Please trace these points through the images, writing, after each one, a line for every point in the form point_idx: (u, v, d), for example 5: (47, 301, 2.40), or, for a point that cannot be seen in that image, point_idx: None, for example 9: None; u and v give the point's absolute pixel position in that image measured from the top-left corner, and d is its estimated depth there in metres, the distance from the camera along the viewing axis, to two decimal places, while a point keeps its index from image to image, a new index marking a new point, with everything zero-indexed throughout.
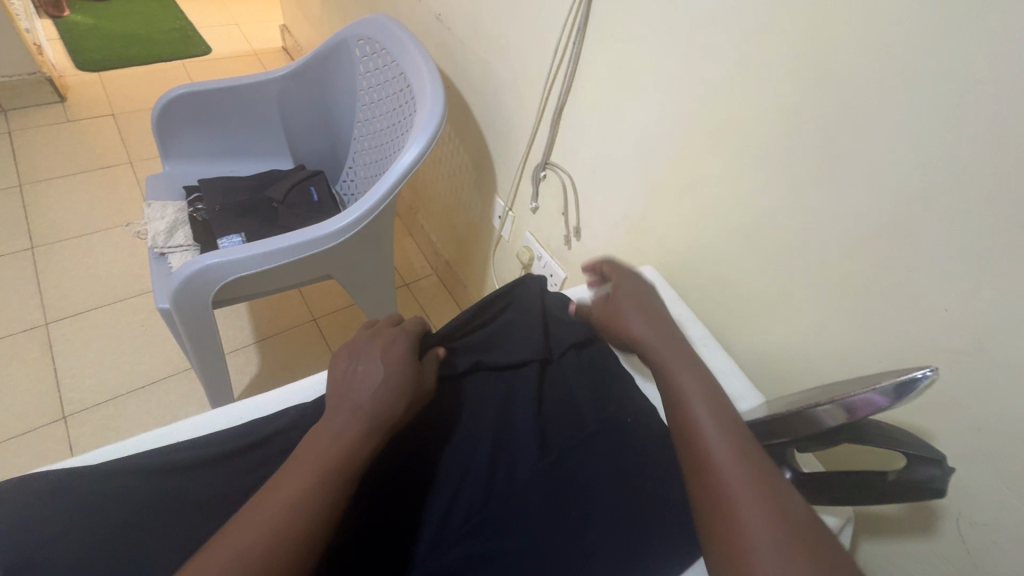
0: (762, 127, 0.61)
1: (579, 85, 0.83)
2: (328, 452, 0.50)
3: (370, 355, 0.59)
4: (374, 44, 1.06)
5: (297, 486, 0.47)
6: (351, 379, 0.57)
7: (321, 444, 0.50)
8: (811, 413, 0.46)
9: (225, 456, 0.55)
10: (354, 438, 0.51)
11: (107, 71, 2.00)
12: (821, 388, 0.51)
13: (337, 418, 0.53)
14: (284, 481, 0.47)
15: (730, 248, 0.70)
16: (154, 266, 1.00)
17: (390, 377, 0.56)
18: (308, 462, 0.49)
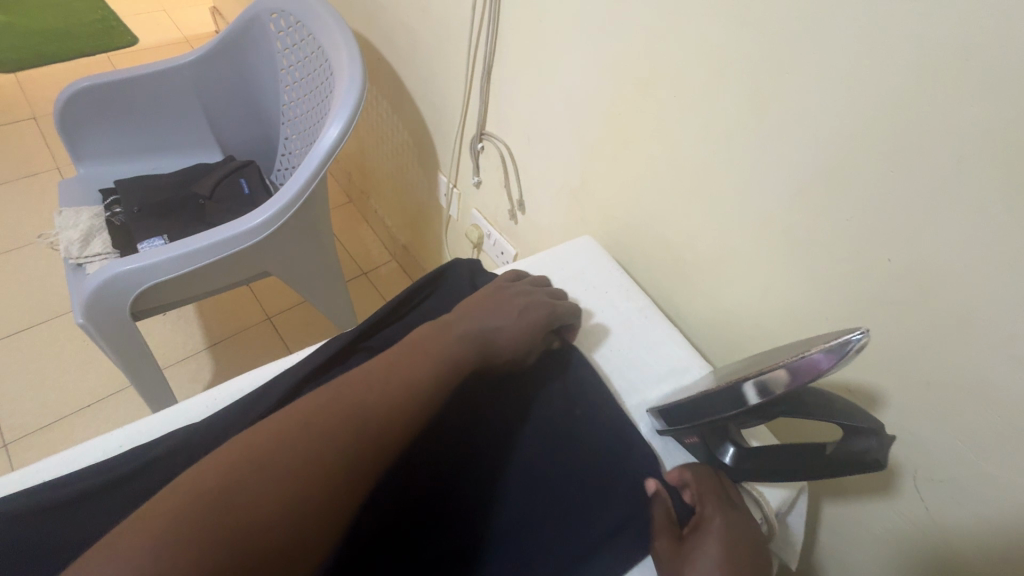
0: (691, 73, 0.55)
1: (503, 45, 0.76)
2: (441, 369, 0.51)
3: (516, 298, 0.60)
4: (289, 17, 0.98)
5: (405, 381, 0.49)
6: (483, 312, 0.58)
7: (433, 356, 0.52)
8: (751, 383, 0.42)
9: (96, 495, 0.47)
10: (465, 355, 0.53)
11: (24, 70, 1.86)
12: (760, 356, 0.48)
13: (455, 340, 0.54)
14: (389, 377, 0.48)
15: (672, 211, 0.65)
16: (72, 278, 0.92)
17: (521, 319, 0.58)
18: (423, 360, 0.51)
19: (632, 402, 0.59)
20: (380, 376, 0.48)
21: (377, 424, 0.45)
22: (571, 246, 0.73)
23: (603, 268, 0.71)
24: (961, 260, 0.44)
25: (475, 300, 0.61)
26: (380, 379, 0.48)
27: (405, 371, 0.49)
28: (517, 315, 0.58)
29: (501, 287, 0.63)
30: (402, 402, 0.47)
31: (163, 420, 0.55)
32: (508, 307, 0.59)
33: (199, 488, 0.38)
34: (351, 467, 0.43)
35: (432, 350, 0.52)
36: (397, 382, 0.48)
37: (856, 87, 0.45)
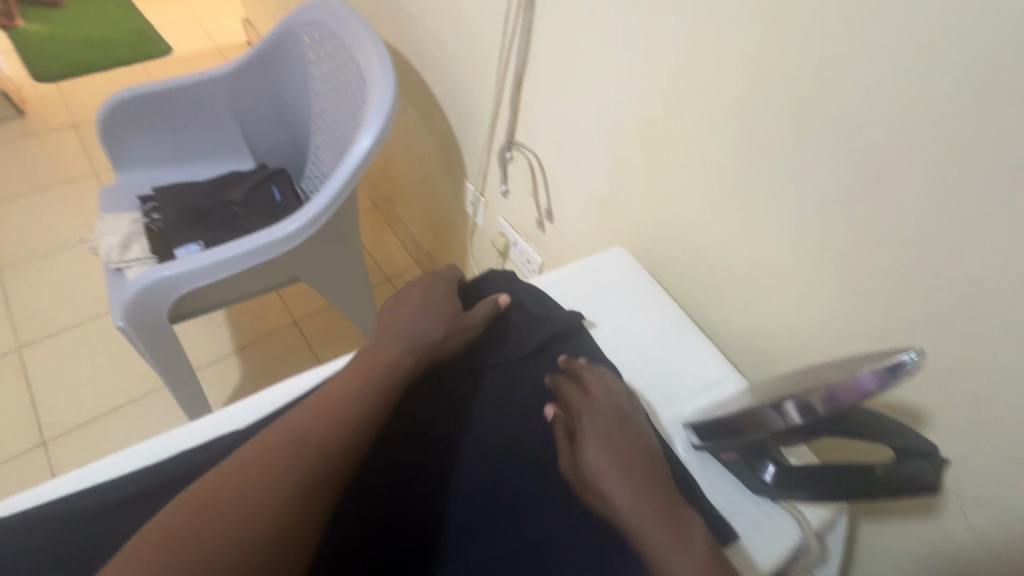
0: (729, 85, 0.55)
1: (535, 56, 0.77)
2: (374, 379, 0.52)
3: (429, 296, 0.61)
4: (322, 29, 1.00)
5: (337, 398, 0.50)
6: (405, 318, 0.59)
7: (359, 373, 0.53)
8: (793, 404, 0.41)
9: (138, 498, 0.48)
10: (398, 357, 0.55)
11: (66, 79, 1.93)
12: (802, 373, 0.47)
13: (385, 351, 0.55)
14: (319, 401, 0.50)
15: (706, 222, 0.65)
16: (111, 282, 0.96)
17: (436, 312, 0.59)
18: (352, 377, 0.52)
19: (667, 415, 0.58)
20: (318, 399, 0.50)
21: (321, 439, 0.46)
22: (603, 257, 0.73)
23: (635, 280, 0.71)
24: (1014, 277, 0.43)
25: (390, 312, 0.61)
26: (309, 407, 0.49)
27: (339, 390, 0.51)
28: (431, 313, 0.59)
29: (413, 290, 0.63)
30: (339, 415, 0.48)
31: (202, 427, 0.56)
32: (420, 307, 0.60)
33: (172, 535, 0.39)
34: (301, 485, 0.44)
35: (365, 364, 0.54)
36: (336, 397, 0.50)
37: (903, 99, 0.44)
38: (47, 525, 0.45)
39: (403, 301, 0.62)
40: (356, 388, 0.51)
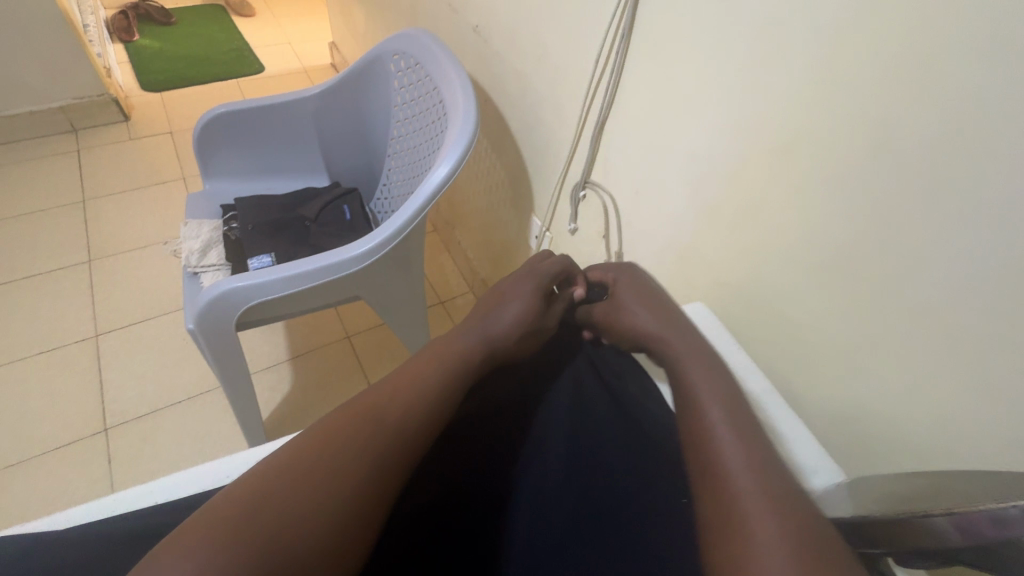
0: (840, 146, 0.51)
1: (622, 98, 0.75)
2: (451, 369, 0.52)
3: (514, 288, 0.62)
4: (409, 59, 1.03)
5: (419, 380, 0.50)
6: (491, 311, 0.59)
7: (440, 360, 0.53)
8: (931, 521, 0.35)
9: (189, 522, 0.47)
10: (474, 351, 0.55)
11: (168, 90, 2.10)
12: (931, 480, 0.40)
13: (466, 340, 0.56)
14: (399, 383, 0.49)
15: (800, 286, 0.60)
16: (188, 286, 1.00)
17: (522, 307, 0.59)
18: (434, 362, 0.52)
19: None
20: (395, 381, 0.50)
21: (411, 422, 0.47)
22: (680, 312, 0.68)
23: (716, 340, 0.66)
24: None
25: (478, 304, 0.62)
26: (391, 387, 0.49)
27: (418, 371, 0.51)
28: (514, 308, 0.59)
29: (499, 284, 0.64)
30: (417, 402, 0.48)
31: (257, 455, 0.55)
32: (507, 299, 0.60)
33: (222, 514, 0.37)
34: (373, 469, 0.43)
35: (451, 358, 0.53)
36: (426, 384, 0.50)
37: None
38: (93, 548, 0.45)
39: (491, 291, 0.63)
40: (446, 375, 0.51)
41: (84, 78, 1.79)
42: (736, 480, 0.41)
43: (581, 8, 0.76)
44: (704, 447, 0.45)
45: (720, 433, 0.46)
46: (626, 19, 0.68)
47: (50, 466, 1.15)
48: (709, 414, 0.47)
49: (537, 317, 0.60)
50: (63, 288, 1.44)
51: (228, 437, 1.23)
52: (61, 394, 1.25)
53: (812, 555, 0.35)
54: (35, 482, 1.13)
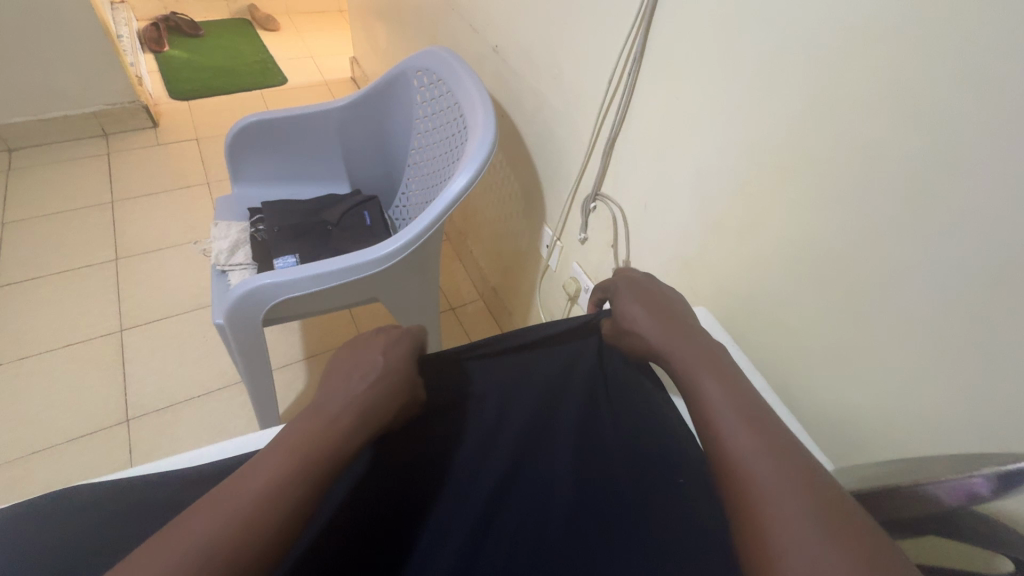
0: (833, 164, 0.56)
1: (633, 117, 0.81)
2: (324, 441, 0.45)
3: (374, 354, 0.56)
4: (431, 75, 1.09)
5: (294, 454, 0.43)
6: (351, 376, 0.53)
7: (306, 435, 0.45)
8: (920, 489, 0.39)
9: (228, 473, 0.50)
10: (348, 422, 0.48)
11: (194, 99, 2.19)
12: (907, 461, 0.46)
13: (333, 410, 0.49)
14: (270, 457, 0.43)
15: (799, 292, 0.64)
16: (216, 283, 1.05)
17: (386, 372, 0.55)
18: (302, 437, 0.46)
19: None
20: (265, 456, 0.43)
21: (288, 483, 0.41)
22: None
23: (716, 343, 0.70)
24: None
25: (332, 369, 0.55)
26: (265, 459, 0.43)
27: (288, 444, 0.44)
28: (380, 372, 0.54)
29: (355, 347, 0.58)
30: (301, 470, 0.42)
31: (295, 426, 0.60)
32: (367, 364, 0.55)
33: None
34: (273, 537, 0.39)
35: (310, 424, 0.47)
36: (295, 446, 0.44)
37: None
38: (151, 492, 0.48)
39: (349, 354, 0.57)
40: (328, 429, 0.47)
41: (118, 86, 1.87)
42: (751, 468, 0.41)
43: (597, 34, 0.82)
44: (712, 431, 0.45)
45: (725, 424, 0.45)
46: (638, 43, 0.74)
47: (75, 453, 1.20)
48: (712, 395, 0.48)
49: (405, 380, 0.56)
50: (91, 284, 1.50)
51: (245, 432, 1.27)
52: (86, 385, 1.30)
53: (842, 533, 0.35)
54: (60, 468, 1.17)
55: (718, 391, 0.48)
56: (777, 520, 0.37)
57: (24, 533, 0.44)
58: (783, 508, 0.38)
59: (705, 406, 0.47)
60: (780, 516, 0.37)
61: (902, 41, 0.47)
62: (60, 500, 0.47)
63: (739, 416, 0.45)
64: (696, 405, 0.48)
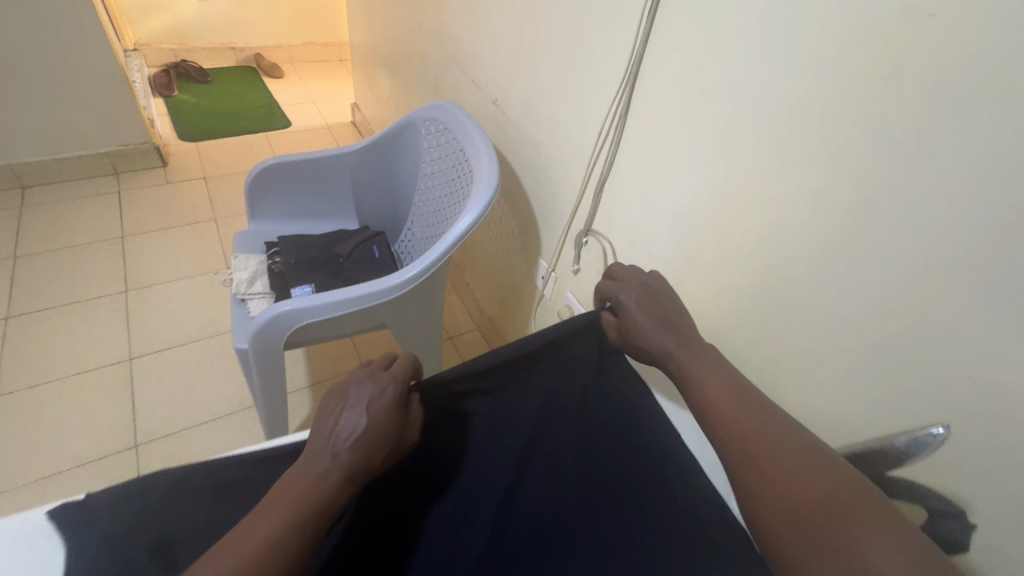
0: (784, 207, 0.68)
1: (620, 164, 0.93)
2: (311, 499, 0.50)
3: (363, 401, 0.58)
4: (438, 124, 1.22)
5: (279, 517, 0.48)
6: (338, 423, 0.56)
7: (292, 498, 0.50)
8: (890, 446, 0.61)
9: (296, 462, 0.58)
10: (335, 482, 0.52)
11: (202, 140, 2.30)
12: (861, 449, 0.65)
13: (323, 468, 0.52)
14: (259, 521, 0.48)
15: (768, 312, 0.75)
16: (235, 310, 1.13)
17: (375, 422, 0.57)
18: (289, 497, 0.50)
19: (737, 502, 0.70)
20: (258, 516, 0.48)
21: (281, 543, 0.47)
22: None
23: None
24: None
25: (321, 411, 0.58)
26: (263, 520, 0.48)
27: (279, 509, 0.49)
28: (368, 419, 0.56)
29: (351, 387, 0.60)
30: (289, 531, 0.48)
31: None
32: (353, 413, 0.57)
33: None
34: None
35: (303, 484, 0.51)
36: (287, 510, 0.49)
37: (928, 231, 0.54)
38: (227, 482, 0.55)
39: (340, 395, 0.59)
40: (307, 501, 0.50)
41: (133, 127, 1.98)
42: (817, 489, 0.48)
43: (589, 95, 0.95)
44: (767, 456, 0.52)
45: (779, 455, 0.51)
46: (623, 102, 0.88)
47: (83, 478, 1.22)
48: (706, 383, 0.59)
49: (393, 428, 0.59)
50: (101, 314, 1.56)
51: None
52: (96, 412, 1.34)
53: (861, 501, 0.46)
54: (68, 493, 1.20)
55: (762, 420, 0.55)
56: (845, 524, 0.45)
57: (124, 509, 0.50)
58: (848, 512, 0.46)
59: (767, 431, 0.54)
60: (843, 526, 0.45)
61: (829, 111, 0.59)
62: (147, 481, 0.51)
63: (794, 439, 0.53)
64: (739, 433, 0.54)
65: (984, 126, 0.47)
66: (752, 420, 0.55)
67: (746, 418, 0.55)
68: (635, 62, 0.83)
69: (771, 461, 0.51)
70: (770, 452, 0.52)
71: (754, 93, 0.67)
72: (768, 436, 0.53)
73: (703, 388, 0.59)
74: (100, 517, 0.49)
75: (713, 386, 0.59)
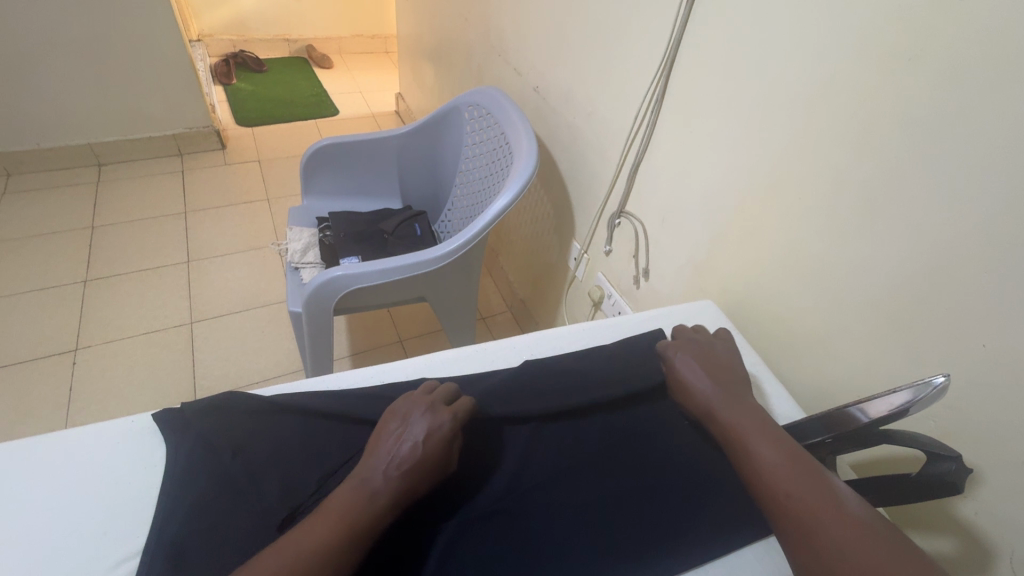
0: (811, 186, 0.71)
1: (653, 148, 0.97)
2: (358, 513, 0.51)
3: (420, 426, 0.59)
4: (481, 109, 1.28)
5: (326, 526, 0.50)
6: (394, 445, 0.57)
7: (340, 510, 0.51)
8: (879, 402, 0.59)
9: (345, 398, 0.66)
10: (381, 500, 0.53)
11: (257, 125, 2.44)
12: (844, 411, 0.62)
13: (374, 485, 0.54)
14: (309, 529, 0.50)
15: (794, 288, 0.78)
16: (289, 277, 1.23)
17: (428, 447, 0.57)
18: (339, 509, 0.52)
19: None
20: (309, 524, 0.50)
21: (324, 551, 0.48)
22: (693, 309, 0.90)
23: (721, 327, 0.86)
24: None
25: (381, 430, 0.60)
26: (312, 528, 0.50)
27: (327, 521, 0.51)
28: (421, 445, 0.57)
29: (412, 411, 0.61)
30: (333, 539, 0.49)
31: (398, 367, 0.76)
32: (409, 437, 0.57)
33: None
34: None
35: (353, 498, 0.53)
36: (335, 521, 0.50)
37: (952, 205, 0.57)
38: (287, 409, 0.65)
39: (401, 417, 0.60)
40: (353, 515, 0.51)
41: (196, 112, 2.13)
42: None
43: (626, 80, 0.99)
44: (831, 531, 0.49)
45: (845, 531, 0.49)
46: (659, 87, 0.91)
47: None
48: (763, 452, 0.58)
49: (444, 454, 0.58)
50: (165, 281, 1.69)
51: None
52: (160, 368, 1.47)
53: None
54: None
55: (827, 494, 0.53)
56: None
57: (212, 416, 0.62)
58: None
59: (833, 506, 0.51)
60: None
61: (858, 92, 0.62)
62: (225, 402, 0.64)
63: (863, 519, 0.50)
64: (801, 500, 0.52)
65: (1006, 104, 0.50)
66: (817, 492, 0.53)
67: (809, 488, 0.53)
68: (672, 48, 0.86)
69: (837, 538, 0.49)
70: (820, 513, 0.51)
71: (784, 77, 0.70)
72: (830, 509, 0.51)
73: (766, 449, 0.58)
74: (194, 422, 0.62)
75: (769, 456, 0.57)
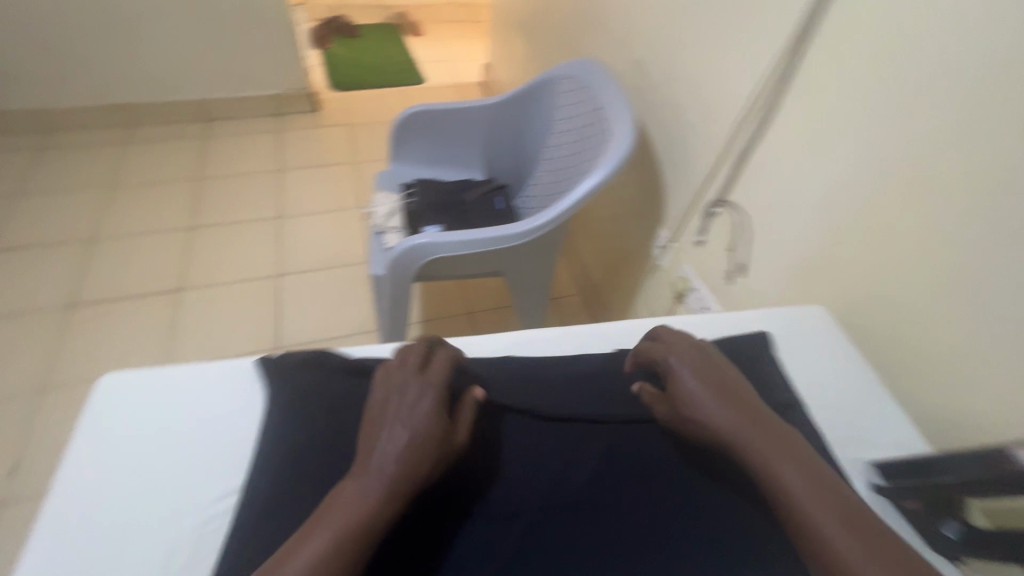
0: (974, 184, 0.62)
1: (769, 132, 0.89)
2: (360, 513, 0.49)
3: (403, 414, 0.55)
4: (578, 82, 1.23)
5: (331, 531, 0.48)
6: (382, 439, 0.54)
7: (342, 512, 0.49)
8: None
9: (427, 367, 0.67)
10: (379, 500, 0.50)
11: (348, 90, 2.51)
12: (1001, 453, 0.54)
13: (371, 483, 0.51)
14: (312, 537, 0.48)
15: (929, 300, 0.69)
16: (374, 241, 1.26)
17: (419, 436, 0.54)
18: (340, 513, 0.49)
19: (848, 455, 0.69)
20: (309, 531, 0.48)
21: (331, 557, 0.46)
22: (799, 313, 0.83)
23: (830, 335, 0.80)
24: None
25: (367, 421, 0.56)
26: (315, 534, 0.48)
27: (330, 524, 0.49)
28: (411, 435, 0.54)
29: (389, 398, 0.57)
30: (342, 544, 0.47)
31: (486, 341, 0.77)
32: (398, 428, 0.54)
33: None
34: None
35: (351, 499, 0.50)
36: (337, 525, 0.48)
37: None
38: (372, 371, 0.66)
39: (382, 406, 0.57)
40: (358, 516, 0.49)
41: (294, 74, 2.21)
42: None
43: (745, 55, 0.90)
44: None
45: None
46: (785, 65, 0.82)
47: None
48: (794, 486, 0.52)
49: (439, 439, 0.55)
50: (258, 234, 1.80)
51: None
52: (250, 315, 1.58)
53: None
54: None
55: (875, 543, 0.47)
56: None
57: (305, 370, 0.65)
58: None
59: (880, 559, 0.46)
60: None
61: None
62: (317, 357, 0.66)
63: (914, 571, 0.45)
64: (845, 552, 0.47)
65: None
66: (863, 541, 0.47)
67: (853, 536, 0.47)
68: (807, 21, 0.77)
69: None
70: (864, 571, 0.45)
71: (959, 55, 0.61)
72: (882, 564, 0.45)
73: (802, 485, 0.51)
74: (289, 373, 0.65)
75: (805, 494, 0.51)
